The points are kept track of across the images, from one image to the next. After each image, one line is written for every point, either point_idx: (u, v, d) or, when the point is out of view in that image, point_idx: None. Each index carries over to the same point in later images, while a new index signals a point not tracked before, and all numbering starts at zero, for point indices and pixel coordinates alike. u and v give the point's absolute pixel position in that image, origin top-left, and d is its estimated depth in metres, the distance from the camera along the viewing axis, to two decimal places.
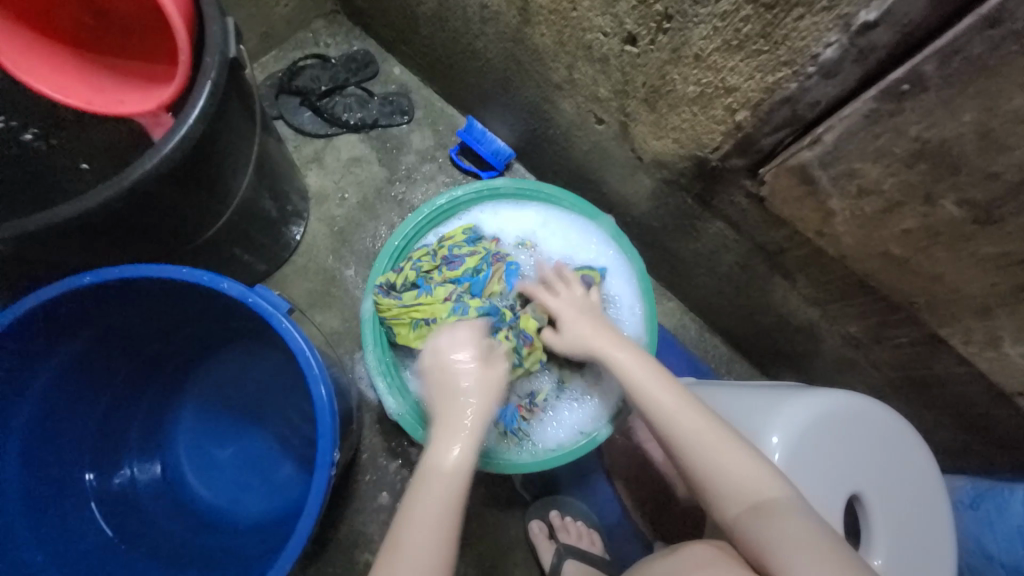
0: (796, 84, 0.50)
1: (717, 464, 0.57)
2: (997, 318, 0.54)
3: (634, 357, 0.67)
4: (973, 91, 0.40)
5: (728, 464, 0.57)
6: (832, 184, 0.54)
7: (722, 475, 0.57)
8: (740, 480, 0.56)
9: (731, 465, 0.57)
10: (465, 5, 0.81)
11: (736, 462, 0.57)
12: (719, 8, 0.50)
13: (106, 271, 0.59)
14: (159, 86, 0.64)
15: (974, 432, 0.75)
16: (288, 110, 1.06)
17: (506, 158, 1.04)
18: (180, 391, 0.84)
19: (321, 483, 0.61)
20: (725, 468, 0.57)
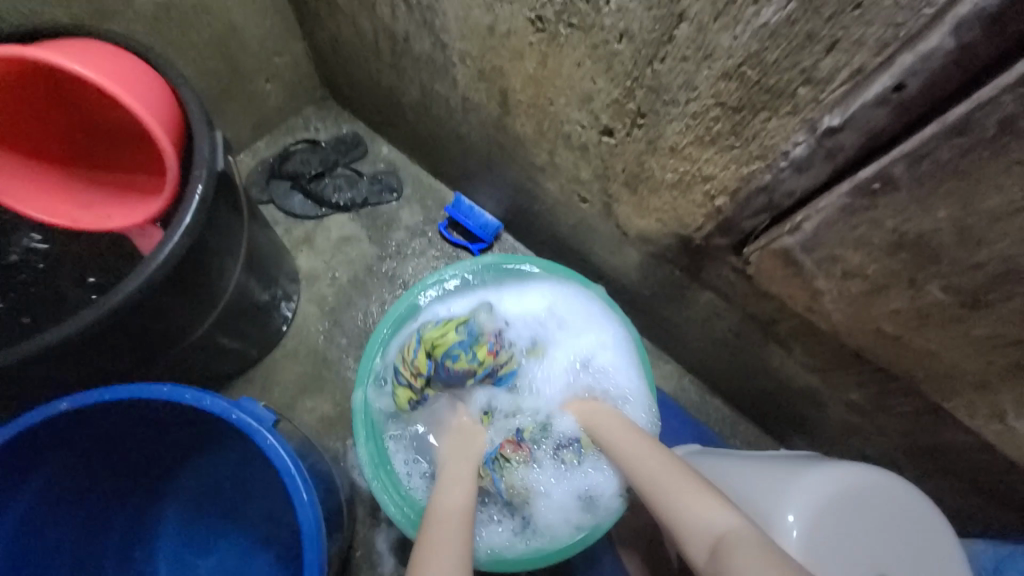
0: (770, 176, 0.51)
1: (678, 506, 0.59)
2: (999, 393, 0.53)
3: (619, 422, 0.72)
4: (944, 192, 0.41)
5: (690, 503, 0.58)
6: (817, 267, 0.54)
7: (684, 516, 0.58)
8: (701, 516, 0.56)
9: (692, 503, 0.58)
10: (448, 97, 0.84)
11: (698, 500, 0.58)
12: (689, 109, 0.52)
13: (88, 394, 0.58)
14: (145, 198, 0.65)
15: (993, 498, 0.72)
16: (279, 193, 1.09)
17: (494, 230, 1.06)
18: (162, 499, 0.79)
19: None
20: (686, 506, 0.58)
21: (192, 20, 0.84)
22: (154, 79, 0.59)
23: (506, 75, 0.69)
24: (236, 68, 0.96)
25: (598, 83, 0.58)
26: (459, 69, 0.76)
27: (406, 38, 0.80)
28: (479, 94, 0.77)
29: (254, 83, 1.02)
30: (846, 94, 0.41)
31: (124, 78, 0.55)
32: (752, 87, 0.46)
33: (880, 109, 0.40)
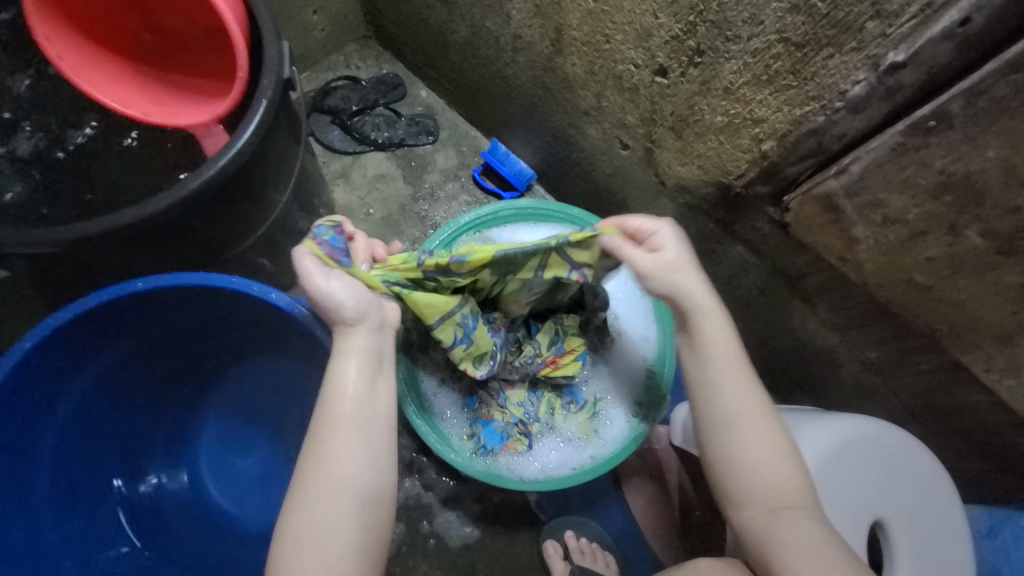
0: (823, 118, 0.53)
1: (747, 448, 0.58)
2: (1019, 347, 0.56)
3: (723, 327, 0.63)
4: (997, 129, 0.43)
5: (761, 455, 0.58)
6: (857, 213, 0.56)
7: (755, 469, 0.58)
8: (770, 469, 0.57)
9: (772, 465, 0.58)
10: (498, 35, 0.85)
11: (773, 464, 0.58)
12: (751, 45, 0.53)
13: (160, 278, 0.62)
14: (211, 99, 0.69)
15: (994, 461, 0.75)
16: (319, 128, 1.11)
17: (528, 179, 1.07)
18: (206, 401, 0.83)
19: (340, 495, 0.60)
20: (762, 465, 0.58)
21: None
22: None
23: (564, 9, 0.69)
24: None
25: (660, 18, 0.59)
26: (515, 4, 0.76)
27: None
28: (532, 31, 0.77)
29: (303, 13, 1.02)
30: (914, 29, 0.43)
31: None
32: (820, 21, 0.47)
33: (946, 44, 0.42)
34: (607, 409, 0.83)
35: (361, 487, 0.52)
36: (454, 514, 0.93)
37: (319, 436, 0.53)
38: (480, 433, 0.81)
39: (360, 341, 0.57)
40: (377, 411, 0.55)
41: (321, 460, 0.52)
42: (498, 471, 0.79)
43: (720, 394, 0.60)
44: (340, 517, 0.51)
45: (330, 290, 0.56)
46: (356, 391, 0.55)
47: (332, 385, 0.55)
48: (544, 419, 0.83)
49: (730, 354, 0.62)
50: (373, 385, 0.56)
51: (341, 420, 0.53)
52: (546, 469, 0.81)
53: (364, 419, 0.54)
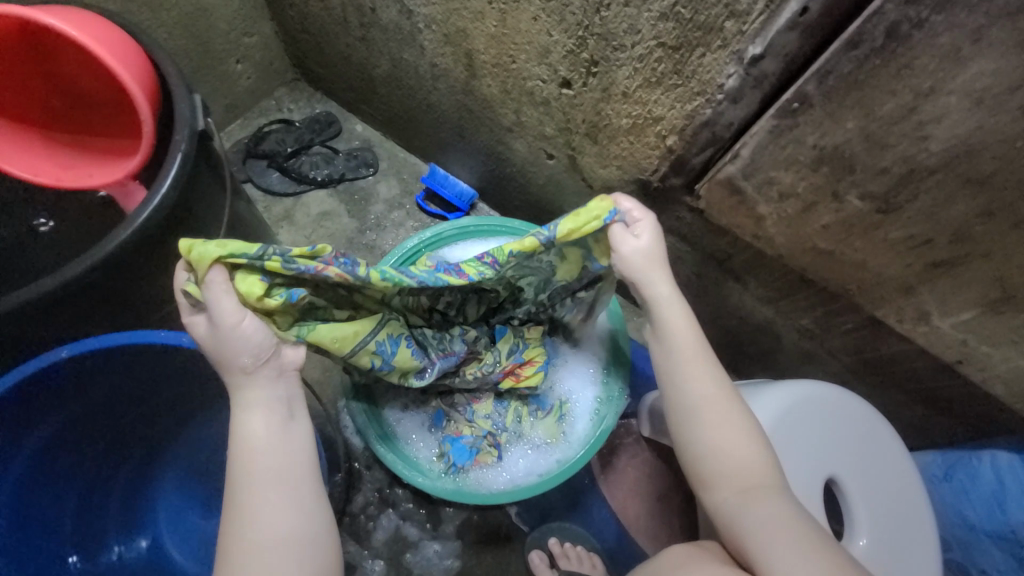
0: (710, 110, 0.57)
1: (714, 438, 0.58)
2: (920, 295, 0.60)
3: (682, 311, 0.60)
4: (850, 102, 0.48)
5: (721, 437, 0.58)
6: (757, 192, 0.60)
7: (716, 452, 0.58)
8: (735, 455, 0.58)
9: (734, 450, 0.58)
10: (416, 65, 0.88)
11: (737, 450, 0.58)
12: (635, 52, 0.57)
13: (87, 342, 0.61)
14: (126, 158, 0.69)
15: (931, 406, 0.79)
16: (256, 173, 1.11)
17: (470, 199, 1.09)
18: (160, 463, 0.82)
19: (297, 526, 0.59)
20: (722, 450, 0.58)
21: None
22: (131, 46, 0.61)
23: (469, 36, 0.73)
24: (207, 48, 0.98)
25: (553, 35, 0.63)
26: (426, 35, 0.80)
27: (373, 8, 0.83)
28: (446, 58, 0.81)
29: (225, 63, 1.04)
30: (765, 23, 0.47)
31: (102, 41, 0.58)
32: (687, 25, 0.52)
33: (792, 33, 0.47)
34: (574, 409, 0.84)
35: (285, 546, 0.49)
36: (437, 540, 0.92)
37: (236, 492, 0.50)
38: (449, 450, 0.82)
39: (277, 394, 0.52)
40: (291, 464, 0.51)
41: (238, 520, 0.49)
42: (468, 487, 0.80)
43: (682, 379, 0.60)
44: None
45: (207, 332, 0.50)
46: (263, 447, 0.50)
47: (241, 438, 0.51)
48: (512, 428, 0.84)
49: (688, 335, 0.60)
50: (282, 436, 0.51)
51: (254, 478, 0.50)
52: (516, 479, 0.81)
53: (276, 475, 0.50)
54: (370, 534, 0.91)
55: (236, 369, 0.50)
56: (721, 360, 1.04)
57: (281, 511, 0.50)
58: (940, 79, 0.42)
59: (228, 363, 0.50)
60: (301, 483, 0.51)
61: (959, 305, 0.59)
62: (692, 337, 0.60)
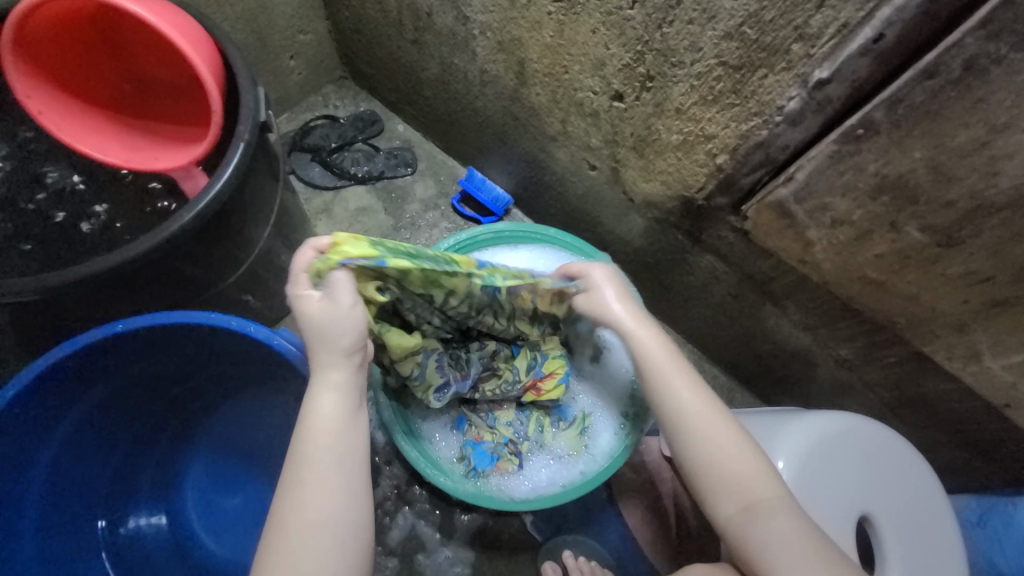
0: (767, 131, 0.56)
1: (704, 455, 0.59)
2: (974, 333, 0.58)
3: (650, 332, 0.65)
4: (919, 133, 0.47)
5: (720, 452, 0.58)
6: (808, 217, 0.60)
7: (719, 467, 0.58)
8: (731, 471, 0.58)
9: (736, 462, 0.58)
10: (466, 70, 0.90)
11: (739, 462, 0.58)
12: (694, 69, 0.57)
13: (140, 318, 0.63)
14: (188, 144, 0.72)
15: (971, 449, 0.76)
16: (300, 165, 1.14)
17: (505, 204, 1.10)
18: (192, 441, 0.83)
19: None
20: (724, 463, 0.58)
21: None
22: (206, 38, 0.64)
23: (524, 45, 0.74)
24: (265, 43, 1.02)
25: (611, 48, 0.64)
26: (479, 41, 0.81)
27: (429, 13, 0.85)
28: (497, 65, 0.82)
29: (279, 58, 1.07)
30: (835, 48, 0.47)
31: (181, 32, 0.61)
32: (751, 46, 0.51)
33: (863, 59, 0.46)
34: (596, 423, 0.84)
35: (327, 527, 0.51)
36: (450, 542, 0.92)
37: (292, 473, 0.53)
38: (471, 455, 0.82)
39: (352, 383, 0.56)
40: (343, 449, 0.54)
41: (289, 500, 0.52)
42: (488, 492, 0.79)
43: (672, 399, 0.62)
44: (302, 556, 0.50)
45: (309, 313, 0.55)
46: (330, 428, 0.54)
47: (316, 418, 0.54)
48: (533, 437, 0.84)
49: (662, 359, 0.63)
50: (343, 422, 0.55)
51: (308, 461, 0.53)
52: (536, 488, 0.81)
53: (327, 459, 0.53)
54: (384, 530, 0.91)
55: (318, 348, 0.56)
56: (749, 385, 1.03)
57: (328, 493, 0.52)
58: (1017, 115, 0.41)
59: (316, 340, 0.56)
60: (350, 470, 0.54)
61: (1015, 347, 0.57)
62: (663, 352, 0.64)
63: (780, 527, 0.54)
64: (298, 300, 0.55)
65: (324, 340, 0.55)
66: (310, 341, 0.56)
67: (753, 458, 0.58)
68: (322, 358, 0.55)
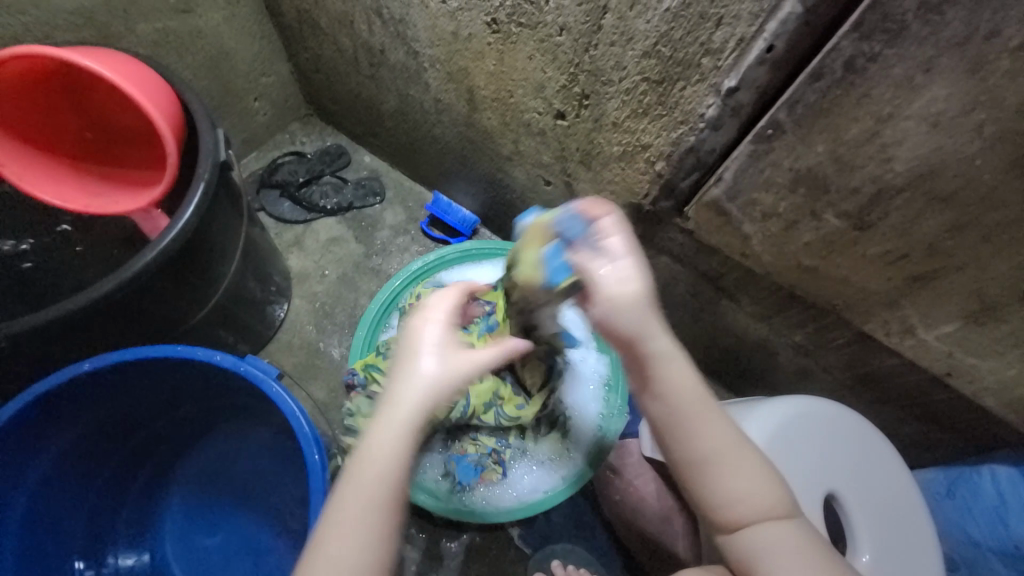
0: (694, 137, 0.61)
1: (724, 487, 0.50)
2: (904, 308, 0.63)
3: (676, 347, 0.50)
4: (819, 128, 0.52)
5: (739, 484, 0.50)
6: (742, 213, 0.64)
7: (736, 503, 0.50)
8: (752, 497, 0.51)
9: (757, 490, 0.51)
10: (422, 101, 0.94)
11: (756, 494, 0.50)
12: (623, 86, 0.62)
13: (107, 355, 0.64)
14: (149, 186, 0.75)
15: (927, 421, 0.79)
16: (270, 202, 1.17)
17: (472, 225, 1.14)
18: (168, 479, 0.83)
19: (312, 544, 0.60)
20: (745, 496, 0.50)
21: (186, 43, 0.93)
22: (163, 88, 0.68)
23: (471, 74, 0.79)
24: (228, 87, 1.06)
25: (548, 72, 0.68)
26: (431, 73, 0.86)
27: (382, 50, 0.90)
28: (449, 94, 0.87)
29: (243, 101, 1.11)
30: (738, 59, 0.52)
31: (138, 84, 0.64)
32: (667, 62, 0.56)
33: (762, 68, 0.51)
34: (575, 424, 0.85)
35: None
36: (438, 564, 0.92)
37: (320, 533, 0.44)
38: (454, 469, 0.81)
39: (417, 414, 0.45)
40: (383, 515, 0.43)
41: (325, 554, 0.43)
42: (473, 505, 0.81)
43: (691, 433, 0.50)
44: None
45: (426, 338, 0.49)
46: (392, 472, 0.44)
47: (368, 467, 0.44)
48: (515, 444, 0.84)
49: (687, 384, 0.50)
50: (392, 480, 0.44)
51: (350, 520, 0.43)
52: (521, 497, 0.83)
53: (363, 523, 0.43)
54: None
55: (439, 382, 0.46)
56: (720, 380, 1.06)
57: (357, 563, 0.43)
58: (897, 106, 0.46)
59: (404, 365, 0.47)
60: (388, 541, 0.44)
61: (942, 318, 0.61)
62: (691, 381, 0.50)
63: (787, 536, 0.50)
64: (420, 324, 0.50)
65: (430, 381, 0.46)
66: (397, 369, 0.48)
67: (772, 482, 0.51)
68: (398, 389, 0.46)
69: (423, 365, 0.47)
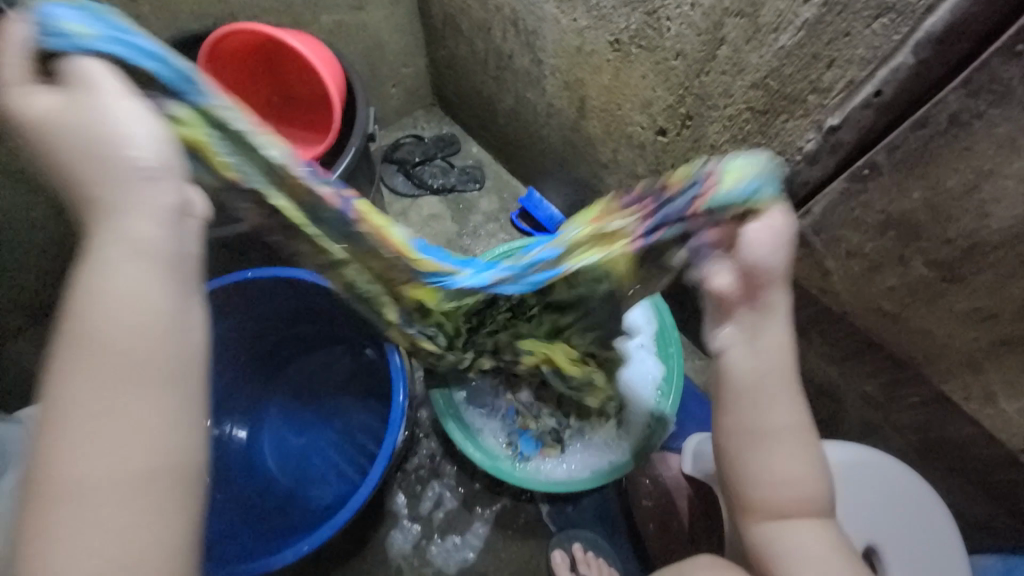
0: (789, 168, 0.64)
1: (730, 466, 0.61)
2: (988, 373, 0.61)
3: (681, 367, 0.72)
4: (916, 175, 0.54)
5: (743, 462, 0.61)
6: (825, 247, 0.66)
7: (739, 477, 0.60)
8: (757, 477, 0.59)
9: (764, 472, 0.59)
10: (536, 103, 1.04)
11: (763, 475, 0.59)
12: (727, 112, 0.67)
13: (265, 270, 0.83)
14: (307, 143, 0.91)
15: (998, 503, 0.75)
16: (386, 174, 1.33)
17: (558, 223, 1.23)
18: (273, 383, 1.00)
19: (387, 449, 0.77)
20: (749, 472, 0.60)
21: (353, 33, 1.11)
22: (339, 69, 0.84)
23: (586, 84, 0.87)
24: (375, 72, 1.23)
25: (657, 91, 0.74)
26: (549, 80, 0.95)
27: (511, 55, 1.01)
28: (562, 100, 0.96)
29: (383, 86, 1.28)
30: (844, 99, 0.55)
31: (324, 63, 0.81)
32: (774, 95, 0.60)
33: (867, 111, 0.54)
34: (632, 414, 0.89)
35: (108, 486, 0.31)
36: (471, 518, 1.01)
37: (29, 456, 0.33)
38: (517, 441, 0.90)
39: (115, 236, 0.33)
40: (120, 380, 0.32)
41: (69, 418, 0.31)
42: (529, 473, 0.87)
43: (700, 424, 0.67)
44: (88, 516, 0.31)
45: (51, 114, 0.34)
46: (126, 309, 0.33)
47: (88, 314, 0.33)
48: (576, 426, 0.91)
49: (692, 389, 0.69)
50: (145, 329, 0.33)
51: (78, 390, 0.32)
52: (573, 473, 0.88)
53: (106, 385, 0.32)
54: (416, 498, 1.02)
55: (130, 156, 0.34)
56: None
57: (107, 452, 0.31)
58: (999, 163, 0.48)
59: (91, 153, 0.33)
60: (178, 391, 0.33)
61: None
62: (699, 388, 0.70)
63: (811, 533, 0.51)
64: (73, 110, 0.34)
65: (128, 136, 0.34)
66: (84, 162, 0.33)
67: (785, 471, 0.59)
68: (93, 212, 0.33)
69: (75, 163, 0.34)
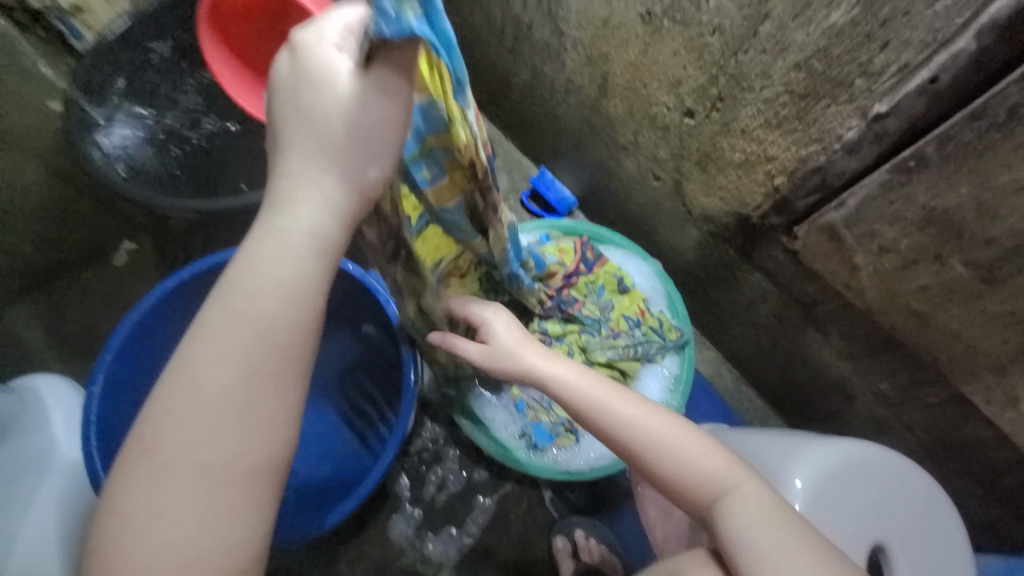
0: (825, 157, 0.61)
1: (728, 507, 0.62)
2: (1014, 377, 0.60)
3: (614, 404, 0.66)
4: (966, 170, 0.51)
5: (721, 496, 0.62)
6: (856, 242, 0.63)
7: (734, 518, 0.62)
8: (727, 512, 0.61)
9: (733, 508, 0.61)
10: (554, 79, 0.99)
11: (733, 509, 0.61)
12: (762, 95, 0.63)
13: None
14: None
15: (1005, 504, 0.75)
16: None
17: (569, 205, 1.19)
18: None
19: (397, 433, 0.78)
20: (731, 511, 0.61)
21: None
22: None
23: (610, 60, 0.82)
24: None
25: (689, 70, 0.70)
26: (570, 54, 0.90)
27: (530, 26, 0.95)
28: (583, 77, 0.91)
29: None
30: (895, 85, 0.52)
31: None
32: (818, 78, 0.57)
33: (920, 98, 0.51)
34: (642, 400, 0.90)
35: (227, 460, 0.37)
36: (473, 501, 1.00)
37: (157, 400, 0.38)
38: (531, 433, 0.89)
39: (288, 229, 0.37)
40: (259, 372, 0.37)
41: (204, 392, 0.37)
42: (544, 464, 0.87)
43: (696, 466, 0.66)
44: (201, 481, 0.37)
45: (296, 64, 0.37)
46: (278, 306, 0.37)
47: (242, 297, 0.37)
48: None
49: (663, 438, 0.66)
50: (289, 332, 0.38)
51: (219, 368, 0.37)
52: (590, 462, 0.88)
53: (245, 376, 0.37)
54: (418, 480, 1.01)
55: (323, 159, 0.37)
56: (784, 411, 1.04)
57: (228, 429, 0.37)
58: None
59: (306, 138, 0.36)
60: (296, 393, 0.39)
61: None
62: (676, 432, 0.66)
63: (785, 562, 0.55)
64: (316, 85, 0.36)
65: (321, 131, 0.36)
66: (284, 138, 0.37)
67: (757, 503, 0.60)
68: (292, 189, 0.37)
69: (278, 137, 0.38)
